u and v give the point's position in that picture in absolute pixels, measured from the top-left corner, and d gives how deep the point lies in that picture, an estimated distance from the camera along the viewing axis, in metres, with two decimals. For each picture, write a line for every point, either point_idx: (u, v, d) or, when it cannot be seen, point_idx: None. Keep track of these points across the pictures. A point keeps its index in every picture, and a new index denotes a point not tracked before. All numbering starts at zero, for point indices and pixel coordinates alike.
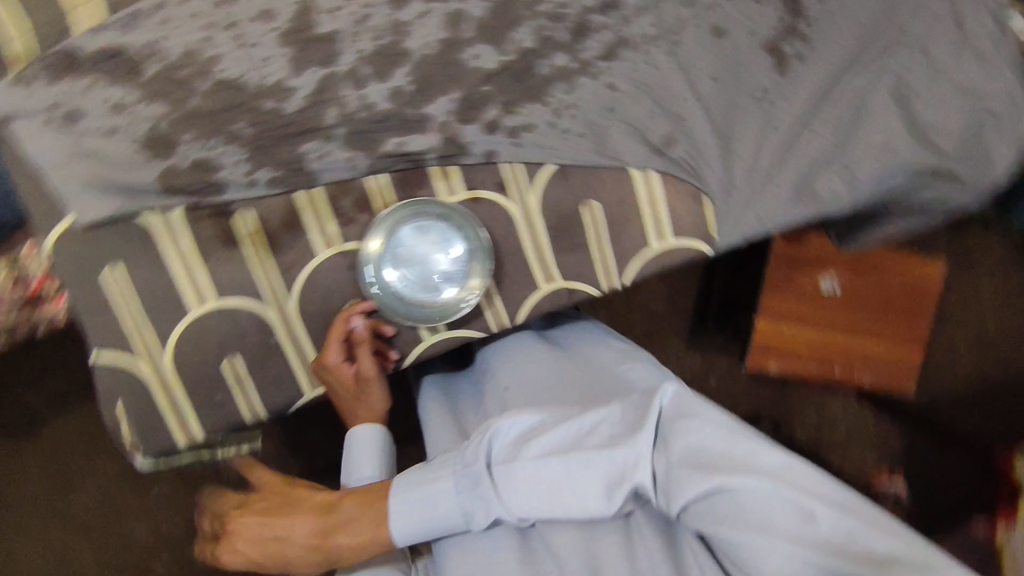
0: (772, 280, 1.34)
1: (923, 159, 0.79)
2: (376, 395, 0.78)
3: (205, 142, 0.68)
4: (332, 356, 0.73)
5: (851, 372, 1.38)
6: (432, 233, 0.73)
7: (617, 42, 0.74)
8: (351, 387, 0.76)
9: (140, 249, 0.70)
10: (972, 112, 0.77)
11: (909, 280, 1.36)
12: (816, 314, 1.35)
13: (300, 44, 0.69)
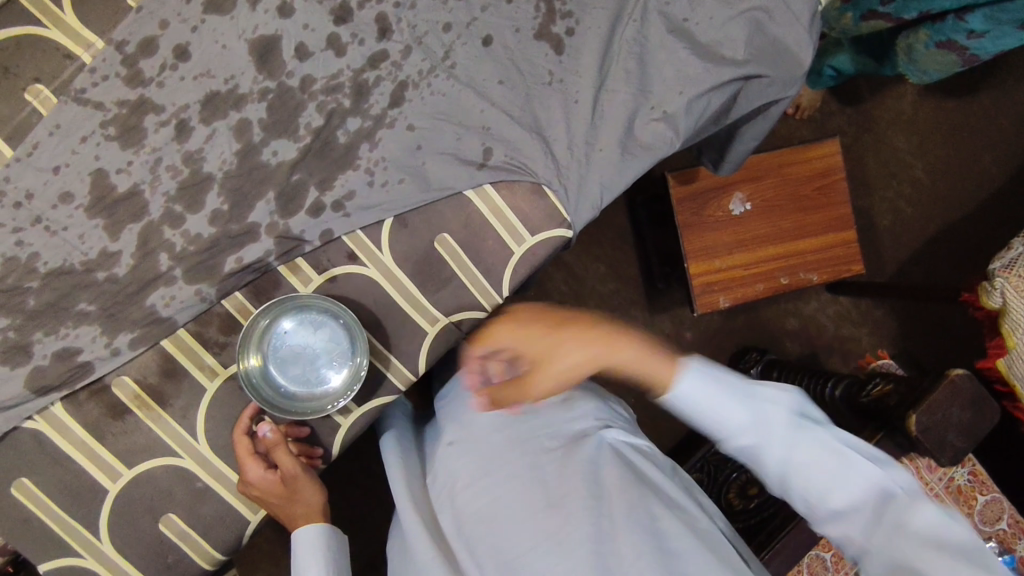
0: (687, 223, 1.35)
1: (725, 74, 0.81)
2: (310, 491, 0.76)
3: (58, 332, 0.71)
4: (253, 472, 0.73)
5: (793, 276, 1.40)
6: (304, 326, 0.74)
7: (398, 88, 0.76)
8: (281, 491, 0.74)
9: (38, 454, 0.71)
10: (746, 15, 0.80)
11: (808, 171, 1.38)
12: (739, 237, 1.37)
13: (108, 209, 0.71)
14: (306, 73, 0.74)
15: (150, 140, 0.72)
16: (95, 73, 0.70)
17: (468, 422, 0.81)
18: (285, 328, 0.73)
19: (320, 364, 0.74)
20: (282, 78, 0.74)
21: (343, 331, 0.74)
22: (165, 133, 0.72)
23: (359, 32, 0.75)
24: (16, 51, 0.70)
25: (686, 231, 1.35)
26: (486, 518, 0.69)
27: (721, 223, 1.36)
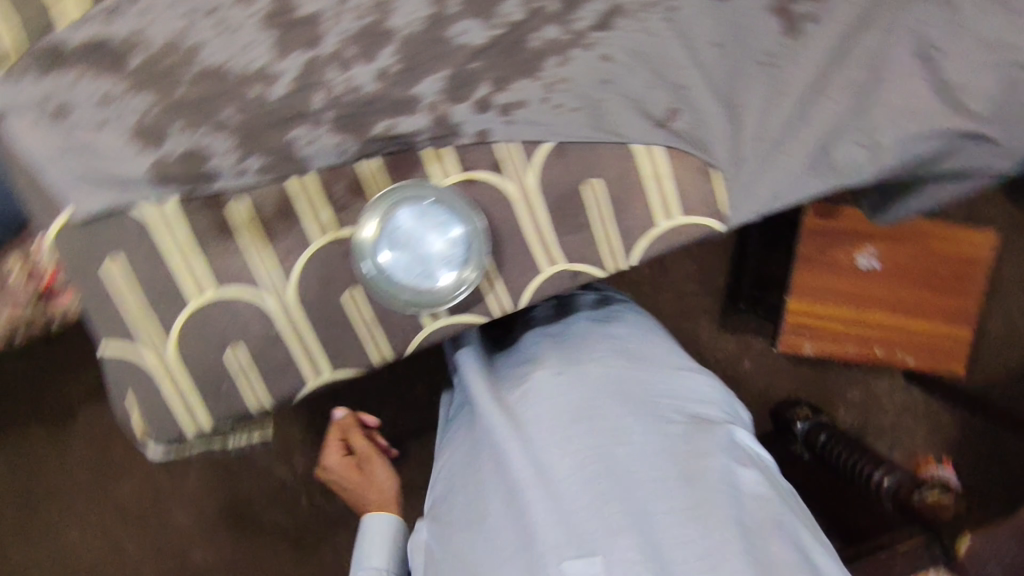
0: (807, 259, 1.24)
1: (949, 121, 0.74)
2: None
3: (194, 131, 0.68)
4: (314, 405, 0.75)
5: (887, 352, 1.31)
6: (426, 213, 0.71)
7: (610, 11, 0.70)
8: None
9: (137, 241, 0.70)
10: (1001, 67, 0.72)
11: (952, 253, 1.26)
12: (853, 293, 1.27)
13: (284, 27, 0.68)
14: None
15: None
16: None
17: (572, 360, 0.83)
18: (408, 209, 0.70)
19: (430, 255, 0.71)
20: None
21: (464, 232, 0.71)
22: None
23: None
24: None
25: (803, 266, 1.24)
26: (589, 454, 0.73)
27: (841, 272, 1.25)
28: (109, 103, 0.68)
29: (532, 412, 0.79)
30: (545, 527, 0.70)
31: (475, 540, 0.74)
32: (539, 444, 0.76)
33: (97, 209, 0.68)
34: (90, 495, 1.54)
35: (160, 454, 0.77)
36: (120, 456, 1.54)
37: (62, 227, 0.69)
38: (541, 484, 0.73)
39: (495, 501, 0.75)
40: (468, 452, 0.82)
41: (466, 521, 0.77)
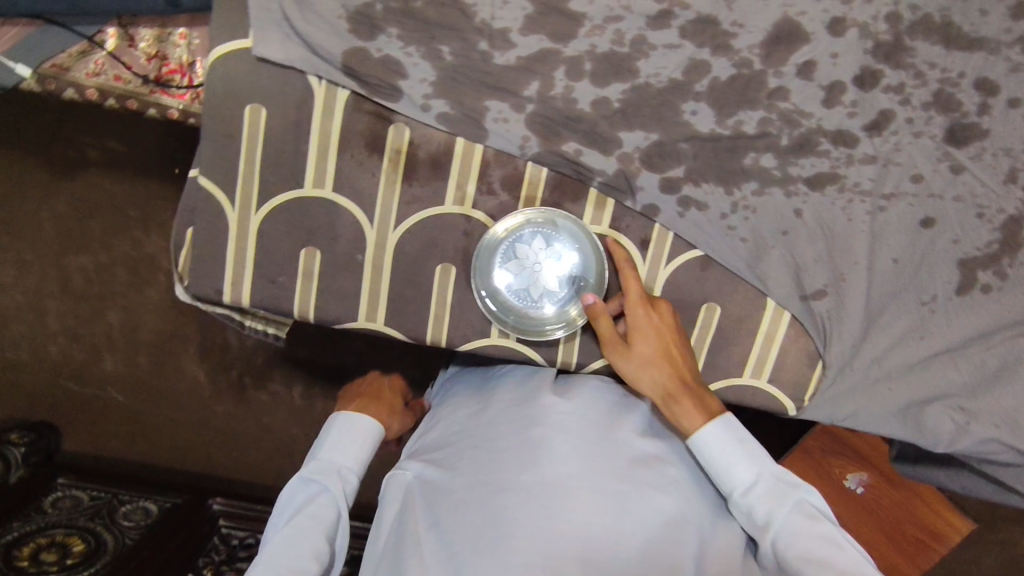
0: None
1: None
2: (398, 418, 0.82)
3: (405, 45, 0.65)
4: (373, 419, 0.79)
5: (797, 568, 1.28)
6: (559, 245, 0.70)
7: (828, 175, 0.69)
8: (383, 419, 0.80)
9: (291, 106, 0.66)
10: None
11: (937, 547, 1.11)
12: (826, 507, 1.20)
13: (545, 5, 0.65)
14: (787, 86, 0.67)
15: None
16: None
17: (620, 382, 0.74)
18: (550, 229, 0.70)
19: (538, 281, 0.71)
20: (769, 69, 0.67)
21: (579, 282, 0.71)
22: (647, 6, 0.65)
23: (860, 106, 0.67)
24: None
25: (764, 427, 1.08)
26: (606, 463, 0.64)
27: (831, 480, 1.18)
28: None
29: (602, 406, 0.69)
30: (585, 524, 0.60)
31: (491, 500, 0.61)
32: (594, 440, 0.65)
33: (275, 58, 0.64)
34: (51, 250, 1.48)
35: (184, 299, 0.72)
36: (96, 235, 1.46)
37: (233, 51, 0.65)
38: (598, 472, 0.63)
39: (532, 465, 0.63)
40: (499, 415, 0.69)
41: (484, 479, 0.63)
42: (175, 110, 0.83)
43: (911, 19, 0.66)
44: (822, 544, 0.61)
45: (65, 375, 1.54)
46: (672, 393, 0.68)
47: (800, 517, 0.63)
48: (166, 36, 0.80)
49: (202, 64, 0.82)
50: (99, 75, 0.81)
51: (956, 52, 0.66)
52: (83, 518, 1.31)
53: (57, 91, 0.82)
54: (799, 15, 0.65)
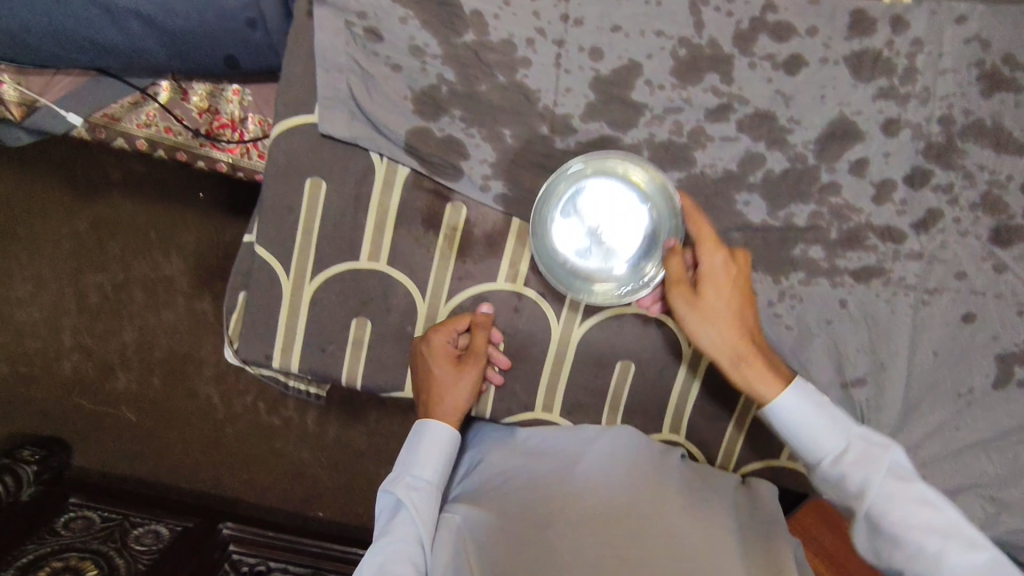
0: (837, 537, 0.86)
1: None
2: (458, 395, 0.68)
3: (468, 126, 0.66)
4: (441, 342, 0.68)
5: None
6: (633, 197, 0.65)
7: (874, 269, 0.70)
8: (447, 359, 0.68)
9: (351, 182, 0.67)
10: None
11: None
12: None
13: (608, 93, 0.66)
14: (839, 181, 0.68)
15: (694, 90, 0.66)
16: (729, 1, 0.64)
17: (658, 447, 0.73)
18: (632, 185, 0.65)
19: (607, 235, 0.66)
20: (823, 165, 0.68)
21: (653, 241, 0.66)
22: (707, 99, 0.66)
23: (909, 204, 0.69)
24: None
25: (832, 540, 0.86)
26: (648, 492, 0.62)
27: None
28: (415, 55, 0.64)
29: (632, 449, 0.67)
30: (647, 551, 0.57)
31: (525, 521, 0.59)
32: (633, 472, 0.64)
33: (339, 136, 0.66)
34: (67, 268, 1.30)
35: (233, 361, 0.73)
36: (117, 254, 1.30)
37: (297, 127, 0.66)
38: (646, 508, 0.60)
39: (567, 494, 0.61)
40: (533, 453, 0.68)
41: (520, 504, 0.61)
42: (223, 163, 0.83)
43: (964, 122, 0.67)
44: (936, 516, 0.55)
45: (79, 392, 1.33)
46: (742, 355, 0.61)
47: (903, 484, 0.56)
48: (218, 91, 0.80)
49: (255, 120, 0.81)
50: (150, 127, 0.82)
51: (1006, 155, 0.67)
52: (94, 541, 1.04)
53: (108, 139, 0.83)
54: (855, 114, 0.66)
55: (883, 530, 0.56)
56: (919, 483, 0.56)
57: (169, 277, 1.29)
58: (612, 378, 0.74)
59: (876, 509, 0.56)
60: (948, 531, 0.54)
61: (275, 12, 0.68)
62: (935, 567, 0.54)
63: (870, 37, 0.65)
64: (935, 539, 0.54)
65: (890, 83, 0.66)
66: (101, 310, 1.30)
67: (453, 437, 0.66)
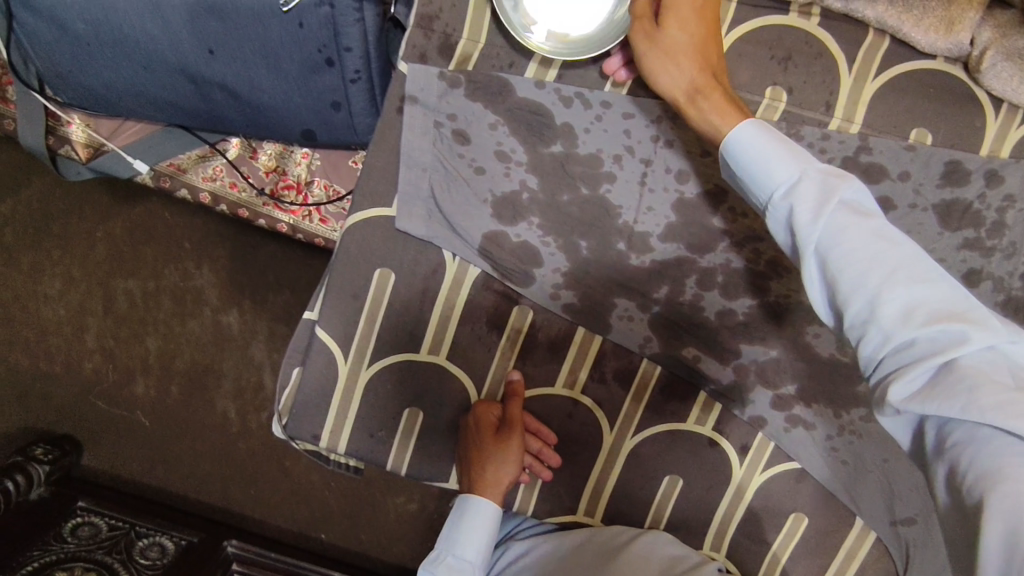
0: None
1: None
2: (504, 467, 0.66)
3: (544, 234, 0.65)
4: (485, 416, 0.67)
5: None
6: None
7: None
8: (489, 432, 0.66)
9: (420, 276, 0.66)
10: None
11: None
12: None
13: (689, 216, 0.65)
14: None
15: None
16: (825, 137, 0.64)
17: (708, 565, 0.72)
18: None
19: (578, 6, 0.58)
20: None
21: None
22: None
23: None
24: (815, 56, 0.63)
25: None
26: None
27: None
28: (500, 158, 0.64)
29: (676, 562, 0.67)
30: None
31: None
32: None
33: (415, 232, 0.65)
34: (88, 271, 1.08)
35: (278, 435, 0.71)
36: (144, 259, 1.07)
37: (370, 217, 0.65)
38: None
39: None
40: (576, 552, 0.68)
41: None
42: (284, 223, 0.82)
43: None
44: (887, 251, 0.40)
45: (95, 395, 1.10)
46: (699, 86, 0.55)
47: (856, 215, 0.41)
48: (288, 153, 0.79)
49: (320, 185, 0.80)
50: (215, 181, 0.81)
51: None
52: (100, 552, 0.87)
53: (172, 188, 0.82)
54: (937, 261, 0.65)
55: (829, 270, 0.41)
56: (883, 219, 0.41)
57: (204, 294, 1.07)
58: (657, 490, 0.72)
59: (821, 248, 0.41)
60: (891, 267, 0.39)
61: (359, 96, 0.67)
62: (880, 318, 0.38)
63: (962, 188, 0.64)
64: (875, 274, 0.39)
65: (977, 235, 0.65)
66: (119, 314, 1.08)
67: (495, 515, 0.66)
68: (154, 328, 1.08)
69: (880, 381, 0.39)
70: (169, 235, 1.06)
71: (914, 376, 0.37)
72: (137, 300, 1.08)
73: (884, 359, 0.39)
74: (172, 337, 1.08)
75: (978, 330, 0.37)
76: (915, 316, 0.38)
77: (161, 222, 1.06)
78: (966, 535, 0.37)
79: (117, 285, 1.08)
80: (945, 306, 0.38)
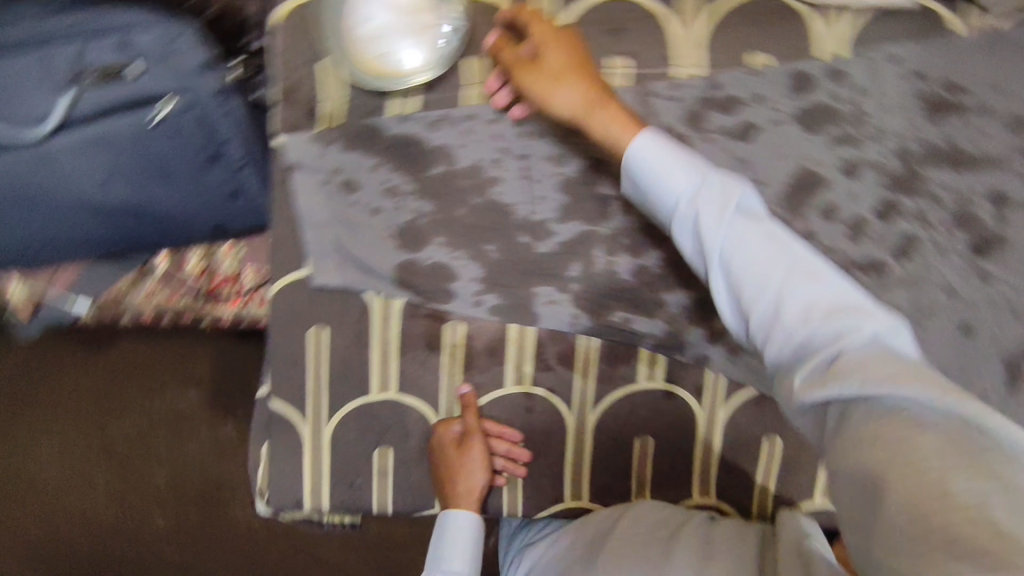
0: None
1: None
2: (473, 475, 0.69)
3: (451, 250, 0.69)
4: (445, 433, 0.70)
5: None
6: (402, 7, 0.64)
7: None
8: (451, 447, 0.70)
9: (351, 323, 0.70)
10: None
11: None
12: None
13: (577, 193, 0.69)
14: (815, 230, 0.69)
15: None
16: (675, 87, 0.68)
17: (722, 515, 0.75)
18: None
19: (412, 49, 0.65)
20: (795, 215, 0.69)
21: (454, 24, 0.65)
22: None
23: (885, 237, 0.70)
24: (643, 22, 0.69)
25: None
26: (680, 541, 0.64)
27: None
28: (390, 195, 0.68)
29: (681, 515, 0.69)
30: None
31: None
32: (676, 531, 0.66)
33: (334, 283, 0.68)
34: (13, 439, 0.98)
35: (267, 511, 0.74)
36: (77, 409, 0.99)
37: (289, 282, 0.69)
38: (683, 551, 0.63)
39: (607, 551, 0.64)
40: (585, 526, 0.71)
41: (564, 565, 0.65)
42: (225, 318, 0.86)
43: (920, 152, 0.71)
44: (782, 254, 0.46)
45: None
46: (590, 104, 0.60)
47: (749, 220, 0.48)
48: (213, 253, 0.83)
49: (249, 273, 0.84)
50: (153, 299, 0.85)
51: (965, 171, 0.71)
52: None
53: (117, 316, 0.86)
54: (817, 166, 0.70)
55: (734, 270, 0.47)
56: (770, 222, 0.48)
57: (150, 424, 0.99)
58: (631, 454, 0.75)
59: (724, 253, 0.47)
60: (789, 268, 0.45)
61: (250, 178, 0.73)
62: (784, 313, 0.44)
63: (810, 94, 0.69)
64: (777, 276, 0.45)
65: (840, 131, 0.70)
66: (53, 480, 0.97)
67: (475, 523, 0.68)
68: (94, 484, 0.97)
69: (789, 364, 0.43)
70: (99, 375, 0.99)
71: (817, 361, 0.41)
72: (71, 458, 0.98)
73: (778, 342, 0.44)
74: (117, 486, 0.97)
75: (868, 326, 0.42)
76: (813, 314, 0.43)
77: (91, 363, 1.00)
78: (867, 514, 0.37)
79: (48, 447, 0.98)
80: (837, 302, 0.44)
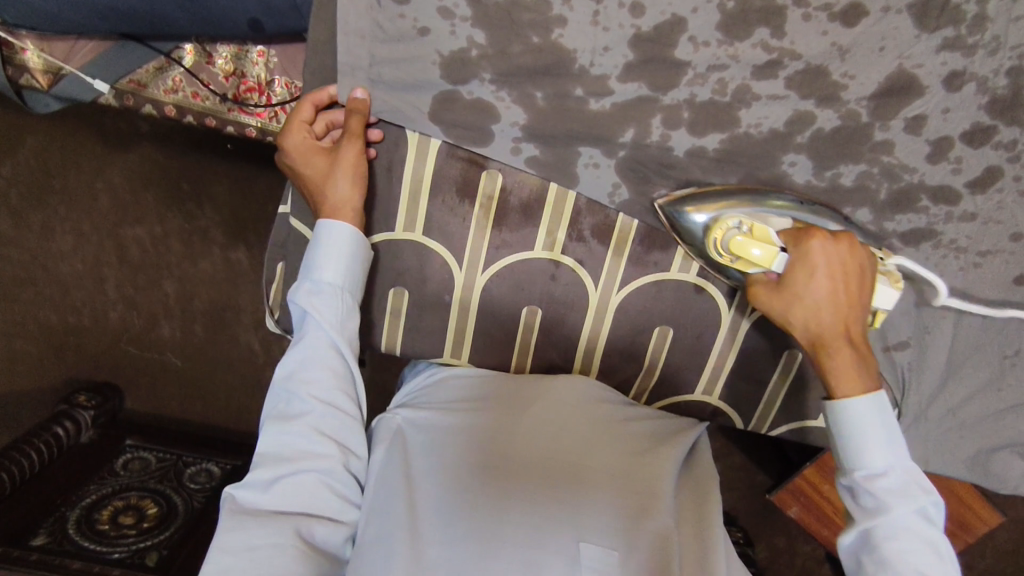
0: (829, 260, 0.59)
1: None
2: (339, 178, 0.63)
3: (497, 90, 0.64)
4: (296, 135, 0.63)
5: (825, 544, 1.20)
6: None
7: (924, 232, 0.69)
8: (311, 149, 0.64)
9: (388, 150, 0.67)
10: None
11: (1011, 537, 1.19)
12: None
13: (650, 53, 0.62)
14: (892, 140, 0.64)
15: (742, 46, 0.61)
16: None
17: (661, 425, 0.72)
18: None
19: None
20: (877, 122, 0.64)
21: None
22: (756, 55, 0.61)
23: (967, 162, 0.65)
24: None
25: None
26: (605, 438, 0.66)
27: None
28: (444, 15, 0.60)
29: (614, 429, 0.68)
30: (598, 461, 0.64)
31: (455, 490, 0.60)
32: (600, 449, 0.65)
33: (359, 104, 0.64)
34: (100, 219, 1.17)
35: (273, 329, 0.75)
36: (151, 208, 1.16)
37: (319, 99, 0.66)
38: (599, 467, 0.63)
39: (509, 462, 0.62)
40: (490, 436, 0.64)
41: (420, 523, 0.59)
42: (169, 105, 0.83)
43: None
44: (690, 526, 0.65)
45: (126, 340, 1.23)
46: None
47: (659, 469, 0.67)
48: (164, 69, 0.81)
49: (190, 92, 0.82)
50: (145, 86, 0.82)
51: None
52: (151, 480, 1.06)
53: (136, 105, 0.84)
54: (915, 67, 0.61)
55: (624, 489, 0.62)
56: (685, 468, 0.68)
57: (210, 232, 1.17)
58: (649, 342, 0.74)
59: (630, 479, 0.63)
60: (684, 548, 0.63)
61: None
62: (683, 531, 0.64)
63: None
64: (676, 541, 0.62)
65: (956, 32, 0.60)
66: (141, 264, 1.19)
67: (352, 233, 0.63)
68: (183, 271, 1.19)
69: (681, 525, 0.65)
70: (171, 170, 1.14)
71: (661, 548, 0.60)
72: (158, 243, 1.18)
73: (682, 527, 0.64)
74: (192, 281, 1.19)
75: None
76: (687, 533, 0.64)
77: (162, 159, 1.13)
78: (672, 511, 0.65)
79: (132, 231, 1.17)
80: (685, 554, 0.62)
